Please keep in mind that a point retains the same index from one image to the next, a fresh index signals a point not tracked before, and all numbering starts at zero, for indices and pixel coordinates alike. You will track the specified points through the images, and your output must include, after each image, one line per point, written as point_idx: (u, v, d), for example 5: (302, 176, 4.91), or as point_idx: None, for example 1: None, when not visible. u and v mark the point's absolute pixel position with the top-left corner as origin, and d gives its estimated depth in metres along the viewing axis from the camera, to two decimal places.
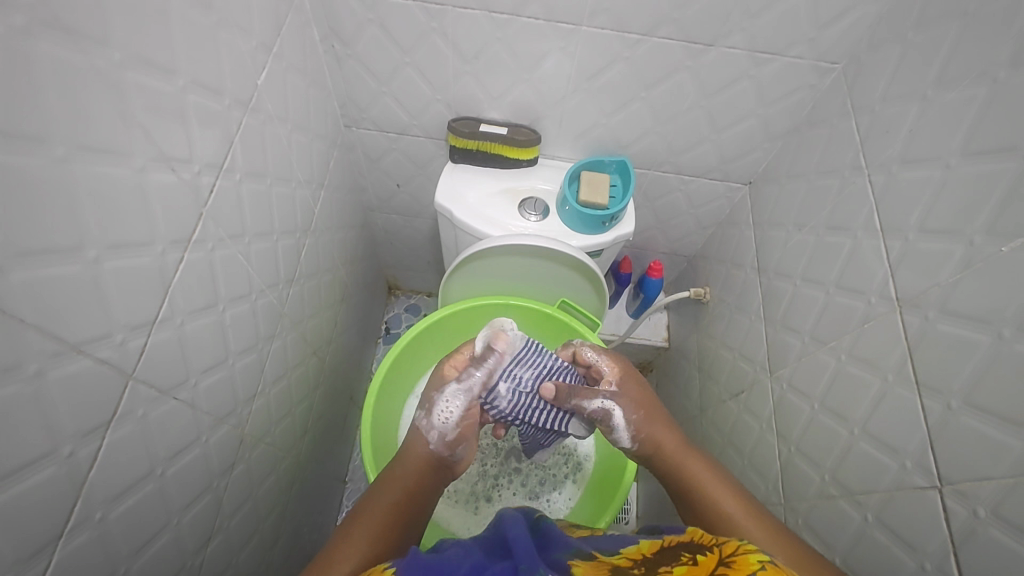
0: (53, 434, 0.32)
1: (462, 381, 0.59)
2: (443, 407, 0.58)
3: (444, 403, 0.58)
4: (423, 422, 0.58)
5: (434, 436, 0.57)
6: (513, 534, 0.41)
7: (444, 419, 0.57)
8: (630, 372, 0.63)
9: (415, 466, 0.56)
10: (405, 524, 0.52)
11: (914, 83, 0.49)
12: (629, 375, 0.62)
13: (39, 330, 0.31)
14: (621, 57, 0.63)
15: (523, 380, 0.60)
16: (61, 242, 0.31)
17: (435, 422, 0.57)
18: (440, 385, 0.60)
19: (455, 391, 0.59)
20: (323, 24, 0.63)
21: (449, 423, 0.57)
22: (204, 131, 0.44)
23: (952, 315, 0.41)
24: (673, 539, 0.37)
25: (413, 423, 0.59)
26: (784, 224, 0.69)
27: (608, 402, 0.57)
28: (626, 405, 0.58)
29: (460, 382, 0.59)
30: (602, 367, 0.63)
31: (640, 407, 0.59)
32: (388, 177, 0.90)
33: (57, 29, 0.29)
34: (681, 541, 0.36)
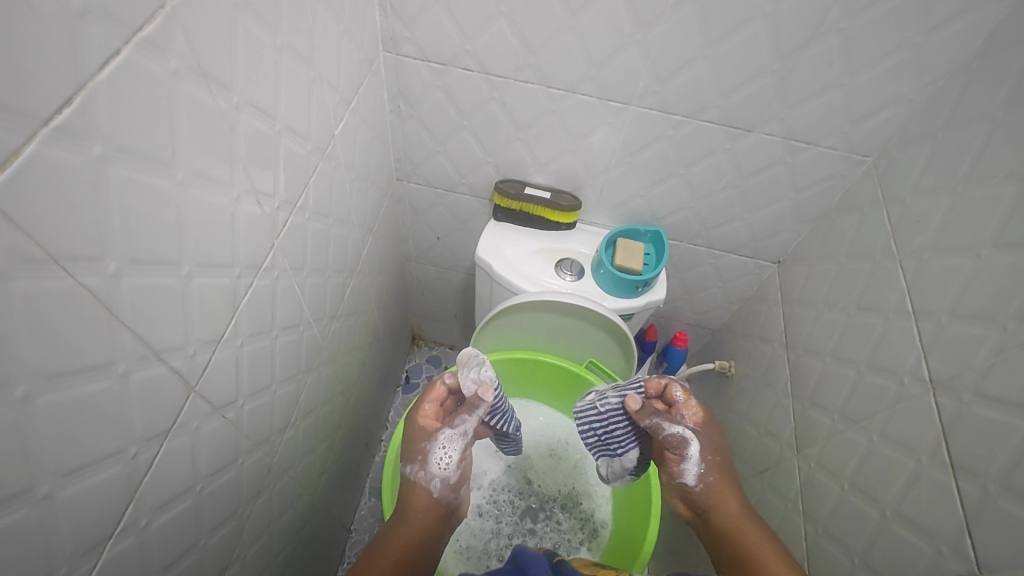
0: (124, 434, 0.34)
1: (455, 428, 0.60)
2: (441, 454, 0.59)
3: (440, 451, 0.59)
4: (421, 473, 0.59)
5: (437, 486, 0.58)
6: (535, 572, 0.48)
7: (444, 466, 0.59)
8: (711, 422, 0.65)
9: (424, 514, 0.57)
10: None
11: (944, 179, 0.53)
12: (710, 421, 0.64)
13: (134, 333, 0.33)
14: (664, 136, 0.68)
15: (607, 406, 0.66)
16: (165, 255, 0.35)
17: (435, 470, 0.59)
18: (428, 433, 0.61)
19: (448, 439, 0.60)
20: (395, 86, 0.69)
21: (448, 471, 0.59)
22: (288, 171, 0.48)
23: (987, 399, 0.42)
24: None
25: (409, 472, 0.60)
26: (813, 303, 0.71)
27: (687, 433, 0.60)
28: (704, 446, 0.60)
29: (455, 429, 0.60)
30: (687, 408, 0.65)
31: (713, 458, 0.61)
32: (430, 229, 0.94)
33: (198, 73, 0.34)
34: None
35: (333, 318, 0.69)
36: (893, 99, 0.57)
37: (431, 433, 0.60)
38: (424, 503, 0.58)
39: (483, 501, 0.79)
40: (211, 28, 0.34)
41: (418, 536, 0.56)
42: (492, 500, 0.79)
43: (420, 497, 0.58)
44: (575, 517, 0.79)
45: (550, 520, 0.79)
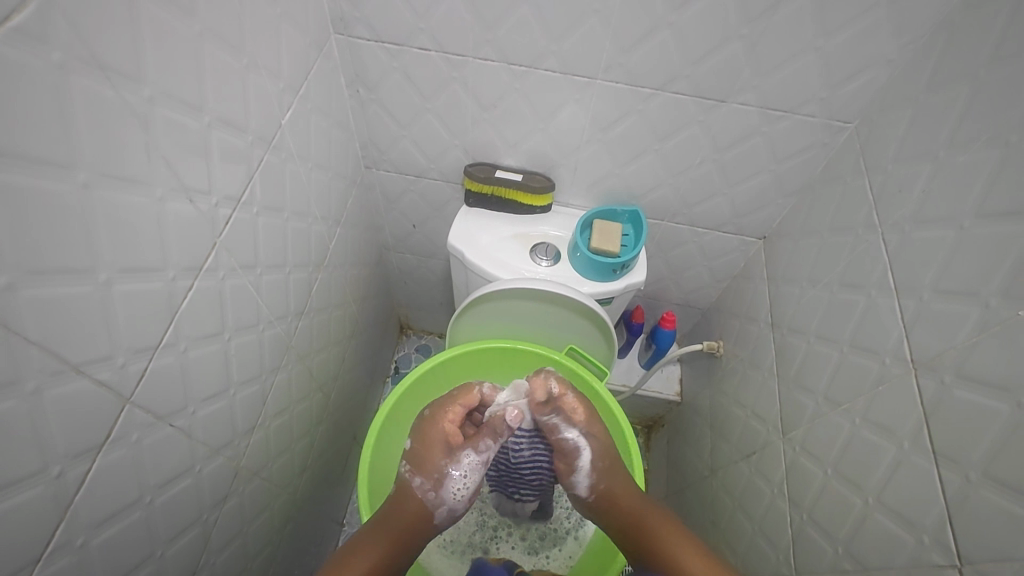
0: (43, 453, 0.32)
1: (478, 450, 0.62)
2: (455, 484, 0.61)
3: (458, 479, 0.61)
4: (433, 495, 0.60)
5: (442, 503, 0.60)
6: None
7: (456, 497, 0.61)
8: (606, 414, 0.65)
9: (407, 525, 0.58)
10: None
11: (926, 144, 0.49)
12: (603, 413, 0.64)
13: (42, 348, 0.31)
14: (635, 110, 0.64)
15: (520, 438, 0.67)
16: (74, 263, 0.32)
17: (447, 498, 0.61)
18: (440, 444, 0.61)
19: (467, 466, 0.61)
20: (351, 69, 0.66)
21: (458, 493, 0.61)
22: (225, 165, 0.46)
23: (968, 380, 0.39)
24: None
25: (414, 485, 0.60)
26: (797, 280, 0.68)
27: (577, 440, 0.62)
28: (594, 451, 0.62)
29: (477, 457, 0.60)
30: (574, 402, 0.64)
31: (602, 460, 0.62)
32: (404, 218, 0.92)
33: (93, 65, 0.31)
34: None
35: (298, 315, 0.67)
36: (873, 60, 0.53)
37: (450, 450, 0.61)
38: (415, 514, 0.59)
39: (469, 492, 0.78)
40: (105, 14, 0.31)
41: (387, 551, 0.56)
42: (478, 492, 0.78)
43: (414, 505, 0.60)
44: (561, 506, 0.78)
45: (536, 510, 0.78)
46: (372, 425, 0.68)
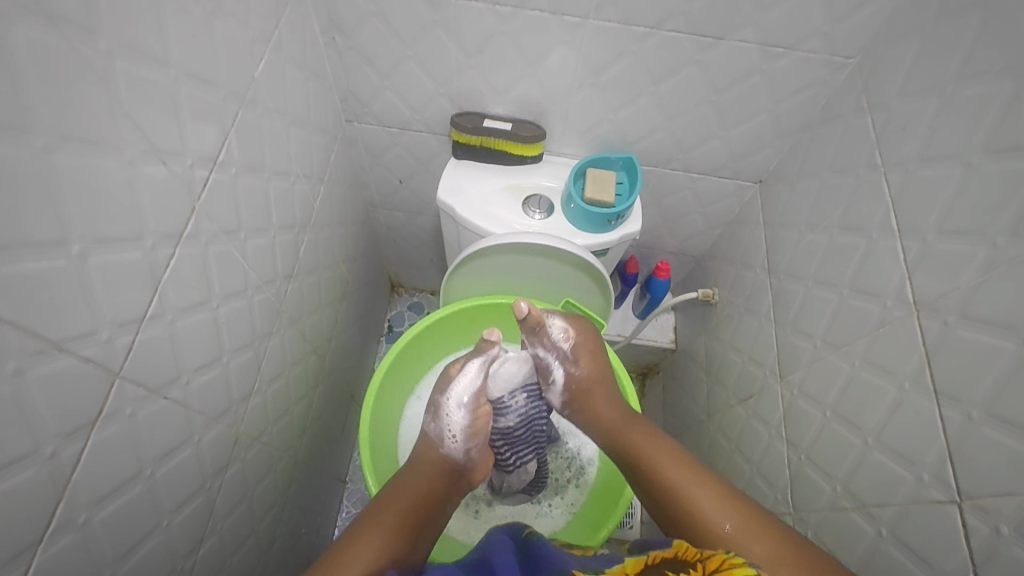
0: (34, 434, 0.31)
1: (467, 390, 0.63)
2: (449, 419, 0.62)
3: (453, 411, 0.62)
4: (434, 427, 0.61)
5: (449, 446, 0.60)
6: (500, 561, 0.43)
7: (452, 430, 0.61)
8: (588, 330, 0.68)
9: (432, 471, 0.58)
10: (415, 530, 0.49)
11: (935, 78, 0.47)
12: (588, 332, 0.67)
13: (18, 327, 0.29)
14: (629, 51, 0.61)
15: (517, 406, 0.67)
16: (43, 236, 0.30)
17: (443, 430, 0.61)
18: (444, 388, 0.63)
19: (462, 404, 0.62)
20: (324, 15, 0.62)
21: (454, 435, 0.61)
22: (197, 124, 0.43)
23: (973, 321, 0.39)
24: (659, 555, 0.37)
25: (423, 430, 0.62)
26: (795, 224, 0.67)
27: (552, 355, 0.66)
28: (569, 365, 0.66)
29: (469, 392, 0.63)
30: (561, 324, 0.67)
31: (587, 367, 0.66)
32: (390, 173, 0.89)
33: (38, 14, 0.28)
34: (665, 557, 0.36)
35: (287, 279, 0.65)
36: None
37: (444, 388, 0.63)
38: (431, 457, 0.59)
39: None
40: None
41: (433, 484, 0.56)
42: None
43: (426, 453, 0.59)
44: (562, 456, 0.79)
45: (536, 461, 0.78)
46: (369, 390, 0.68)
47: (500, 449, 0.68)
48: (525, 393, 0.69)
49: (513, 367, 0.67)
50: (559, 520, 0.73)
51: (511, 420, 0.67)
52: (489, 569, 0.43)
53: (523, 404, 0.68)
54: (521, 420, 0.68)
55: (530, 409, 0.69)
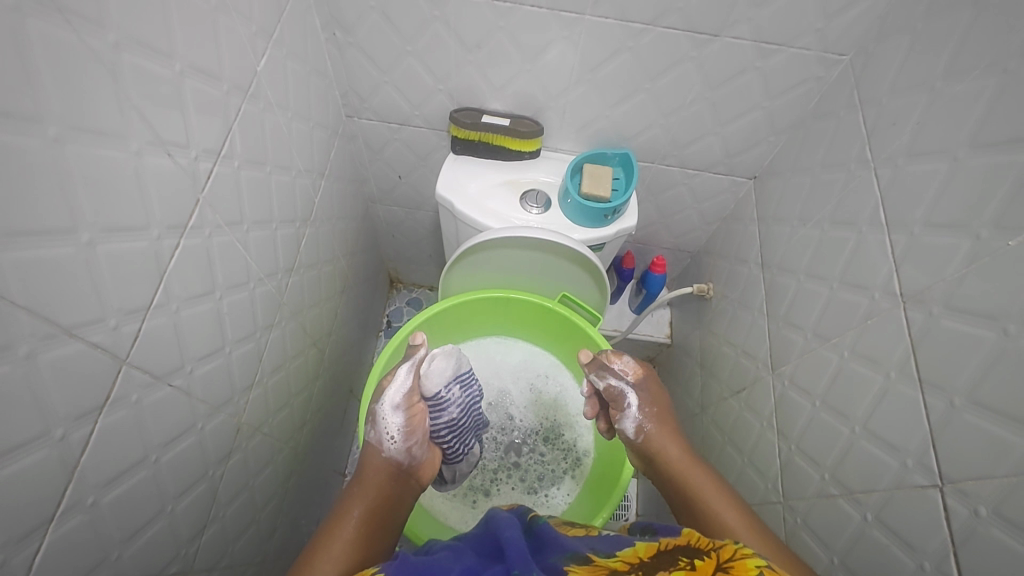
0: (45, 416, 0.32)
1: (399, 393, 0.61)
2: (385, 424, 0.59)
3: (387, 418, 0.59)
4: (374, 436, 0.59)
5: (391, 448, 0.58)
6: (506, 538, 0.44)
7: (389, 433, 0.58)
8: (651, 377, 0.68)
9: (380, 478, 0.57)
10: (365, 546, 0.50)
11: (923, 75, 0.48)
12: (651, 376, 0.68)
13: (30, 312, 0.30)
14: (625, 47, 0.62)
15: (455, 398, 0.66)
16: (54, 224, 0.31)
17: (382, 436, 0.58)
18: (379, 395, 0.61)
19: (396, 407, 0.60)
20: (325, 12, 0.62)
21: (393, 439, 0.59)
22: (201, 117, 0.44)
23: (957, 311, 0.40)
24: (670, 543, 0.38)
25: (365, 440, 0.60)
26: (788, 219, 0.68)
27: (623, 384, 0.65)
28: (642, 398, 0.64)
29: (395, 397, 0.60)
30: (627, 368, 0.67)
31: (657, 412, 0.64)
32: (390, 169, 0.89)
33: (49, 6, 0.28)
34: (678, 544, 0.37)
35: (288, 272, 0.66)
36: None
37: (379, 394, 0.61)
38: (374, 466, 0.57)
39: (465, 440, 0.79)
40: None
41: (376, 496, 0.55)
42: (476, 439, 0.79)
43: (371, 463, 0.58)
44: (558, 447, 0.79)
45: (533, 453, 0.79)
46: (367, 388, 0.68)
47: (448, 442, 0.67)
48: (459, 385, 0.68)
49: (441, 362, 0.66)
50: (555, 510, 0.74)
51: (454, 411, 0.66)
52: (496, 545, 0.44)
53: (460, 395, 0.67)
54: (462, 411, 0.67)
55: (467, 398, 0.69)
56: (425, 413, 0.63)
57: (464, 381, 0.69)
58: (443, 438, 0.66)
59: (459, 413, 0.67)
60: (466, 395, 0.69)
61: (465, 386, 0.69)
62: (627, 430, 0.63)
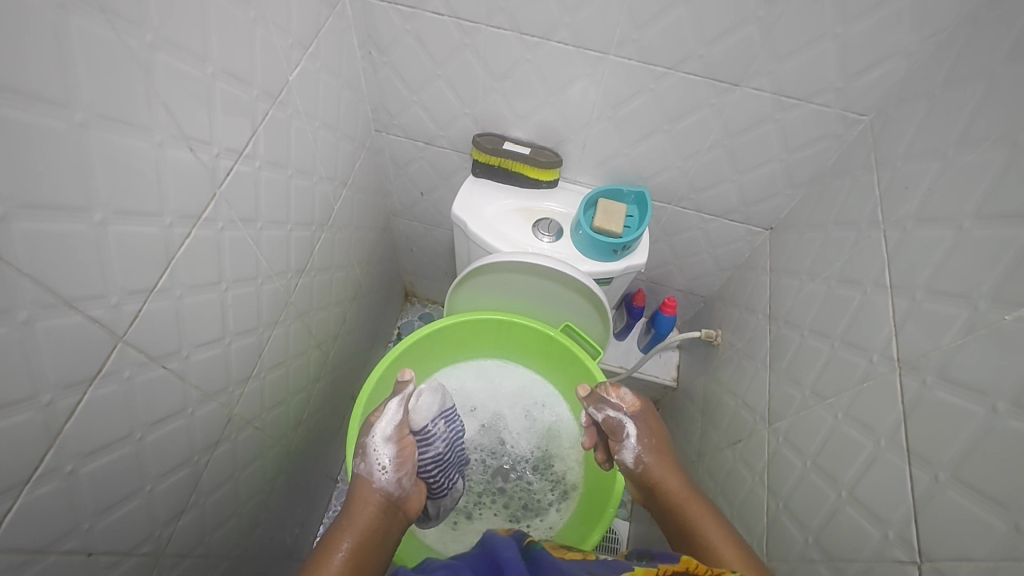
0: (35, 381, 0.34)
1: (390, 426, 0.62)
2: (376, 456, 0.60)
3: (377, 451, 0.60)
4: (364, 468, 0.60)
5: (382, 479, 0.59)
6: (506, 559, 0.44)
7: (381, 465, 0.60)
8: (648, 407, 0.68)
9: (370, 509, 0.57)
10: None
11: (937, 141, 0.48)
12: (649, 409, 0.67)
13: (35, 281, 0.32)
14: (646, 88, 0.63)
15: (438, 434, 0.67)
16: (68, 201, 0.33)
17: (372, 469, 0.60)
18: (368, 428, 0.63)
19: (387, 438, 0.62)
20: (363, 31, 0.66)
21: (384, 471, 0.60)
22: (228, 118, 0.46)
23: (950, 382, 0.39)
24: (668, 568, 0.39)
25: (354, 472, 0.61)
26: (798, 272, 0.67)
27: (623, 415, 0.64)
28: (641, 428, 0.64)
29: (386, 431, 0.62)
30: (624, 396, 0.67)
31: (654, 444, 0.64)
32: (413, 185, 0.92)
33: (92, 6, 0.31)
34: (675, 569, 0.38)
35: (299, 273, 0.68)
36: (893, 50, 0.51)
37: (369, 426, 0.63)
38: (364, 497, 0.58)
39: None
40: None
41: (368, 526, 0.55)
42: None
43: (362, 494, 0.58)
44: (547, 478, 0.78)
45: (520, 480, 0.78)
46: (356, 404, 0.69)
47: (432, 476, 0.66)
48: (444, 420, 0.69)
49: (428, 398, 0.68)
50: None
51: (438, 447, 0.66)
52: (494, 565, 0.44)
53: (445, 430, 0.68)
54: (447, 445, 0.68)
55: (451, 433, 0.69)
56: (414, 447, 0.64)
57: (449, 418, 0.70)
58: (427, 472, 0.66)
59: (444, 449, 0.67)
60: (450, 432, 0.69)
61: (449, 422, 0.70)
62: (626, 460, 0.63)
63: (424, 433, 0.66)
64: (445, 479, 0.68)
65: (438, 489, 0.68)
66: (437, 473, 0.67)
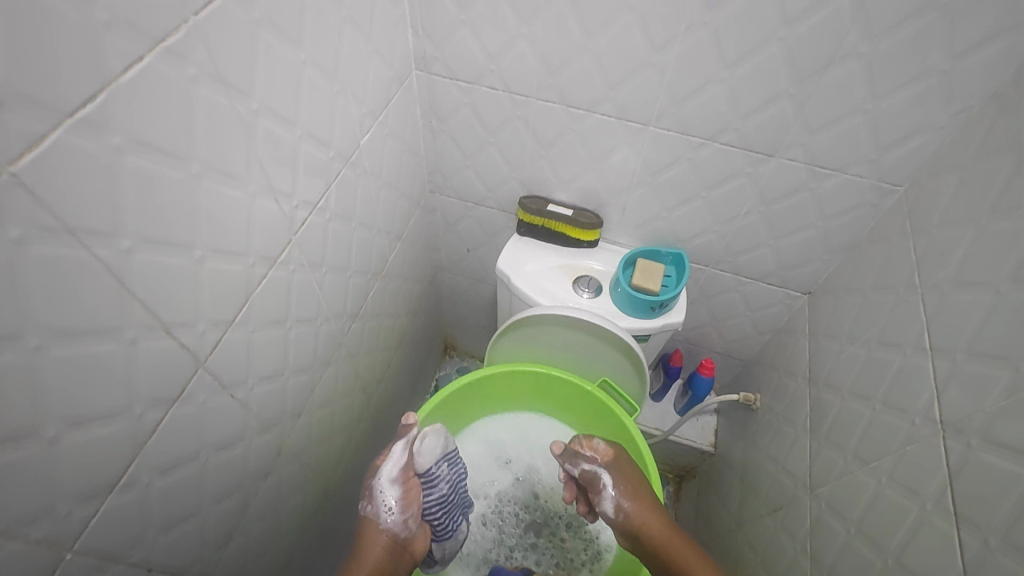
0: (130, 396, 0.38)
1: (392, 475, 0.63)
2: (381, 502, 0.63)
3: (382, 495, 0.63)
4: (371, 510, 0.63)
5: (388, 521, 0.62)
6: None
7: (386, 510, 0.62)
8: (622, 453, 0.69)
9: (377, 554, 0.61)
10: None
11: (971, 210, 0.50)
12: (623, 453, 0.69)
13: (144, 305, 0.37)
14: (684, 157, 0.67)
15: (441, 476, 0.67)
16: (179, 238, 0.39)
17: (378, 514, 0.62)
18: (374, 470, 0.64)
19: (392, 481, 0.63)
20: (426, 102, 0.73)
21: (390, 513, 0.62)
22: (308, 174, 0.53)
23: (994, 444, 0.39)
24: None
25: (362, 511, 0.64)
26: (838, 336, 0.67)
27: (597, 467, 0.67)
28: (616, 477, 0.66)
29: (388, 479, 0.63)
30: (596, 446, 0.69)
31: (634, 486, 0.66)
32: (460, 241, 0.98)
33: (217, 80, 0.38)
34: None
35: (352, 317, 0.73)
36: (924, 125, 0.54)
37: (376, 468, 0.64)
38: (373, 541, 0.62)
39: (487, 510, 0.78)
40: (233, 41, 0.38)
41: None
42: (497, 511, 0.78)
43: (370, 539, 0.62)
44: (580, 537, 0.78)
45: (553, 536, 0.78)
46: None
47: (437, 518, 0.67)
48: (448, 462, 0.69)
49: (432, 441, 0.68)
50: None
51: (442, 488, 0.67)
52: None
53: (448, 472, 0.69)
54: (451, 487, 0.69)
55: (455, 475, 0.70)
56: (418, 490, 0.66)
57: (452, 459, 0.70)
58: (432, 514, 0.67)
59: (449, 489, 0.68)
60: (452, 472, 0.69)
61: (452, 463, 0.70)
62: (607, 511, 0.65)
63: (428, 475, 0.67)
64: (450, 520, 0.68)
65: (442, 530, 0.68)
66: (440, 514, 0.67)
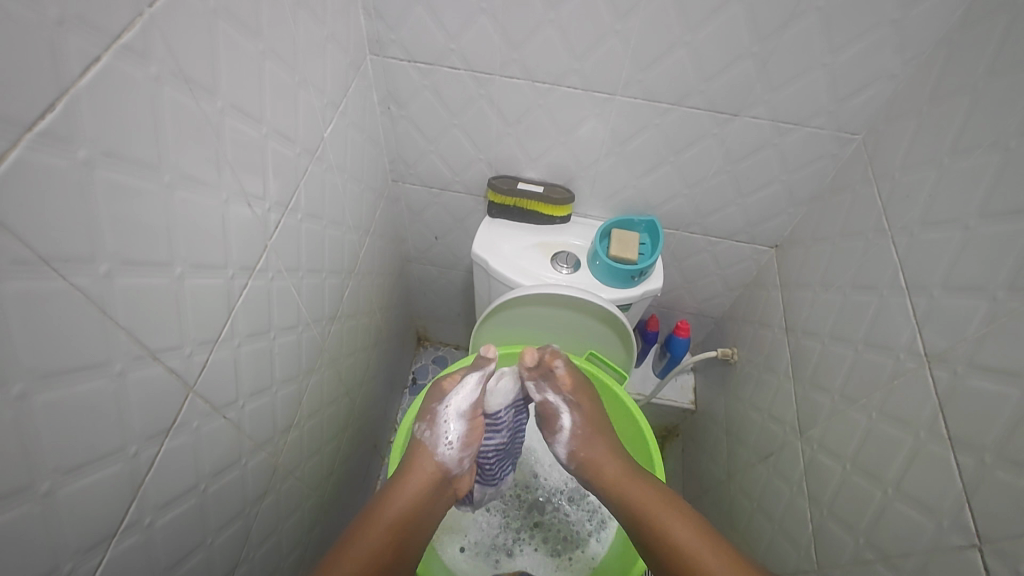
0: (123, 433, 0.35)
1: (461, 409, 0.66)
2: (443, 431, 0.65)
3: (445, 424, 0.66)
4: (428, 435, 0.65)
5: (445, 452, 0.65)
6: None
7: (445, 442, 0.65)
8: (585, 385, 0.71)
9: (422, 480, 0.62)
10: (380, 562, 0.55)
11: (931, 152, 0.52)
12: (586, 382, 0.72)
13: (129, 333, 0.34)
14: (652, 124, 0.68)
15: (504, 421, 0.71)
16: (157, 256, 0.35)
17: (435, 442, 0.65)
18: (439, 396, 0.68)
19: (460, 414, 0.66)
20: (383, 88, 0.70)
21: (449, 446, 0.65)
22: (278, 173, 0.49)
23: (981, 370, 0.42)
24: None
25: (415, 434, 0.66)
26: (811, 284, 0.70)
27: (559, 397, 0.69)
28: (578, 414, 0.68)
29: (454, 410, 0.66)
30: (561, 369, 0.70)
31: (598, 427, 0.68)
32: (427, 230, 0.95)
33: (180, 78, 0.34)
34: None
35: (331, 319, 0.70)
36: (879, 74, 0.57)
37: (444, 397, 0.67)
38: (422, 468, 0.63)
39: (490, 497, 0.79)
40: (193, 33, 0.35)
41: (416, 503, 0.61)
42: (499, 496, 0.80)
43: (417, 465, 0.63)
44: (583, 508, 0.78)
45: (556, 512, 0.79)
46: (396, 446, 0.69)
47: (490, 462, 0.71)
48: (513, 408, 0.73)
49: (506, 384, 0.71)
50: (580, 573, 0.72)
51: (501, 433, 0.71)
52: None
53: (510, 418, 0.72)
54: (510, 433, 0.72)
55: (515, 422, 0.74)
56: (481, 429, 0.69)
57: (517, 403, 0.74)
58: (487, 456, 0.71)
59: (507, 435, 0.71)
60: (513, 417, 0.73)
61: (517, 407, 0.74)
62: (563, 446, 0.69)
63: (494, 417, 0.70)
64: (500, 466, 0.73)
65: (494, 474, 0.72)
66: (493, 458, 0.71)
